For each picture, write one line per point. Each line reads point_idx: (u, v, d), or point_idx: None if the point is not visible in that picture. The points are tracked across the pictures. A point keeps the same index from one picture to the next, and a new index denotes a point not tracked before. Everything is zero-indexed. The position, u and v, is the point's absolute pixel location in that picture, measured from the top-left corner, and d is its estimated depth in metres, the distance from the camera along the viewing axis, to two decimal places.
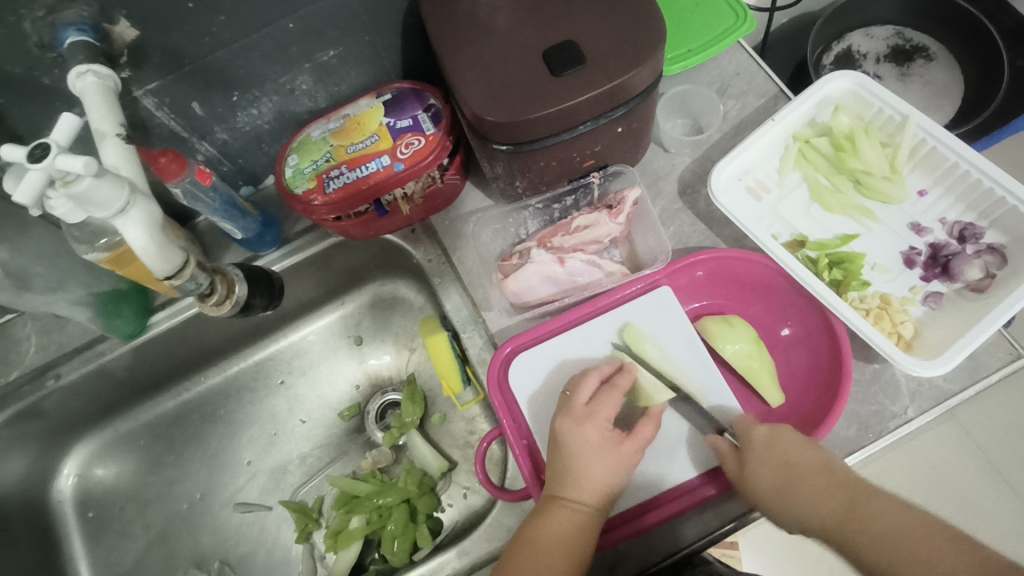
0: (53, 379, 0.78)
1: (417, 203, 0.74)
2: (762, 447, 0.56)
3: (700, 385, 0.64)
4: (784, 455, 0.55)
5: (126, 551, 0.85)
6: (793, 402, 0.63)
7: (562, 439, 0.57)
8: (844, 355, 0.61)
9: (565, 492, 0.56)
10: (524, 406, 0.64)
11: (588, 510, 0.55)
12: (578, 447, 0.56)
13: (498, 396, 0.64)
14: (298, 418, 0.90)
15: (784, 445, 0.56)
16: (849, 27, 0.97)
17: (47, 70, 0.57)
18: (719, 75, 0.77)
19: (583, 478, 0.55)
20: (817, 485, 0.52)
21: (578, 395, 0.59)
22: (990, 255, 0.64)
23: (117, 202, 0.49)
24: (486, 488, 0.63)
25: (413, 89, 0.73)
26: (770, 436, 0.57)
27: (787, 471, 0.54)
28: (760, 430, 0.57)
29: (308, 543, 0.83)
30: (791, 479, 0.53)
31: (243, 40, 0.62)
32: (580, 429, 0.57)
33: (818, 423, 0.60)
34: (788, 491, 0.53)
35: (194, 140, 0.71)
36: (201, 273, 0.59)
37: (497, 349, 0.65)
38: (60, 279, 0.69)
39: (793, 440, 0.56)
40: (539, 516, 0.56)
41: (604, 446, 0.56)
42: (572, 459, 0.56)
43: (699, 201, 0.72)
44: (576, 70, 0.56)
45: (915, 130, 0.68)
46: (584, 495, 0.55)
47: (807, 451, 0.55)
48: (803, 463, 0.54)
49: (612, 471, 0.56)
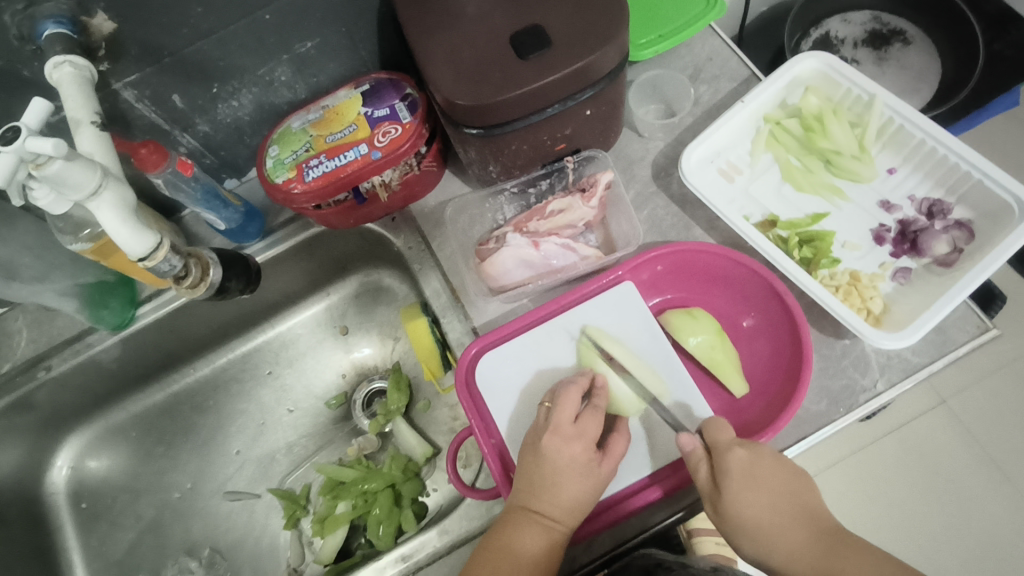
0: (44, 371, 0.79)
1: (396, 191, 0.75)
2: (742, 476, 0.53)
3: (670, 379, 0.64)
4: (762, 490, 0.53)
5: (118, 540, 0.87)
6: (758, 391, 0.64)
7: (544, 455, 0.57)
8: (804, 343, 0.61)
9: (537, 506, 0.56)
10: (491, 404, 0.64)
11: (558, 526, 0.56)
12: (560, 465, 0.56)
13: (466, 394, 0.64)
14: (285, 408, 0.91)
15: (763, 477, 0.54)
16: (827, 13, 0.98)
17: (27, 62, 0.58)
18: (691, 60, 0.79)
19: (561, 495, 0.56)
20: (792, 530, 0.52)
21: (562, 411, 0.58)
22: (958, 230, 0.65)
23: (89, 184, 0.52)
24: (456, 487, 0.64)
25: (391, 79, 0.75)
26: (751, 462, 0.54)
27: (766, 508, 0.53)
28: (742, 454, 0.54)
29: (296, 529, 0.84)
30: (769, 520, 0.53)
31: (220, 32, 0.64)
32: (564, 446, 0.57)
33: (782, 408, 0.61)
34: (764, 531, 0.53)
35: (176, 132, 0.73)
36: (175, 255, 0.60)
37: (464, 350, 0.66)
38: (46, 269, 0.71)
39: (773, 469, 0.54)
40: (507, 527, 0.56)
41: (582, 466, 0.57)
42: (551, 478, 0.56)
43: (673, 184, 0.73)
44: (542, 53, 0.57)
45: (883, 109, 0.69)
46: (556, 511, 0.56)
47: (785, 484, 0.54)
48: (780, 500, 0.53)
49: (588, 490, 0.56)
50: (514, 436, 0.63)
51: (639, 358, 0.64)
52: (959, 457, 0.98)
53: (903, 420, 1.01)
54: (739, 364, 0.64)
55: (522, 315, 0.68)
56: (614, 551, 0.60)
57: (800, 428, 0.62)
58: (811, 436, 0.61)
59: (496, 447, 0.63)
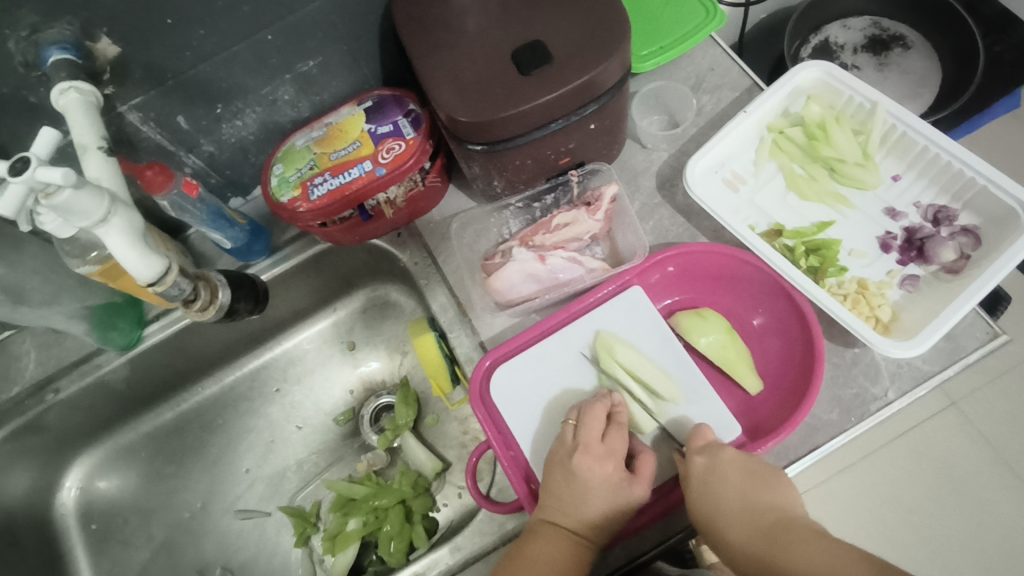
0: (53, 393, 0.80)
1: (400, 207, 0.76)
2: (699, 479, 0.55)
3: (685, 382, 0.63)
4: (716, 492, 0.54)
5: (129, 561, 0.87)
6: (771, 387, 0.64)
7: (578, 475, 0.56)
8: (816, 340, 0.61)
9: (567, 520, 0.56)
10: (507, 418, 0.64)
11: (585, 543, 0.56)
12: (591, 484, 0.56)
13: (481, 409, 0.64)
14: (294, 424, 0.91)
15: (720, 479, 0.55)
16: (825, 20, 0.98)
17: (33, 88, 0.59)
18: (693, 70, 0.79)
19: (591, 514, 0.56)
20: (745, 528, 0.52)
21: (589, 430, 0.58)
22: (964, 236, 0.65)
23: (97, 212, 0.51)
24: (473, 497, 0.64)
25: (393, 96, 0.75)
26: (708, 465, 0.56)
27: (720, 508, 0.53)
28: (699, 462, 0.56)
29: (307, 546, 0.83)
30: (722, 520, 0.53)
31: (223, 54, 0.64)
32: (595, 465, 0.56)
33: (796, 405, 0.60)
34: (720, 532, 0.53)
35: (181, 153, 0.73)
36: (184, 279, 0.60)
37: (478, 362, 0.66)
38: (54, 292, 0.71)
39: (730, 471, 0.55)
40: (536, 539, 0.56)
41: (615, 487, 0.56)
42: (585, 497, 0.56)
43: (678, 195, 0.73)
44: (543, 69, 0.57)
45: (885, 116, 0.69)
46: (585, 529, 0.56)
47: (744, 487, 0.54)
48: (735, 499, 0.53)
49: (615, 511, 0.56)
50: (532, 446, 0.63)
51: (653, 361, 0.64)
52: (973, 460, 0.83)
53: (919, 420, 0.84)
54: (752, 361, 0.64)
55: (530, 327, 0.68)
56: (631, 564, 0.60)
57: (811, 438, 0.61)
58: (823, 446, 0.61)
59: (515, 460, 0.63)
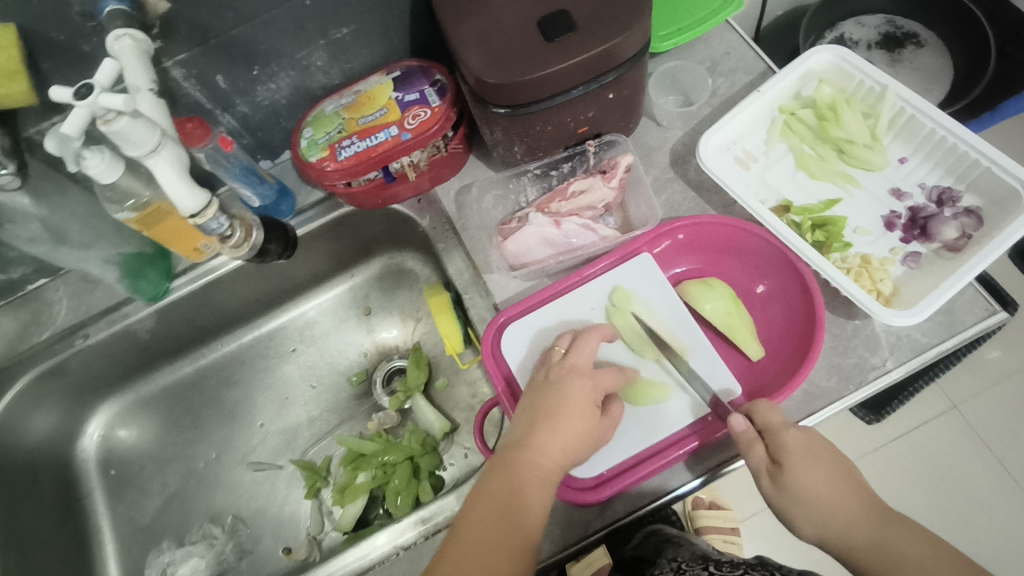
0: (82, 339, 0.83)
1: (423, 171, 0.79)
2: (801, 454, 0.55)
3: (692, 342, 0.66)
4: (822, 466, 0.55)
5: (144, 507, 0.90)
6: (772, 353, 0.66)
7: (564, 394, 0.58)
8: (817, 307, 0.63)
9: (542, 445, 0.55)
10: (517, 374, 0.67)
11: (550, 474, 0.55)
12: (570, 403, 0.57)
13: (492, 363, 0.67)
14: (308, 383, 0.94)
15: (822, 456, 0.55)
16: (841, 17, 1.01)
17: (87, 38, 0.62)
18: (709, 54, 0.82)
19: (566, 435, 0.56)
20: (850, 503, 0.54)
21: (580, 355, 0.61)
22: (967, 217, 0.67)
23: (150, 141, 0.56)
24: (481, 450, 0.67)
25: (420, 66, 0.78)
26: (810, 441, 0.56)
27: (827, 484, 0.54)
28: (799, 433, 0.56)
29: (317, 499, 0.86)
30: (828, 494, 0.54)
31: (263, 16, 0.67)
32: (583, 387, 0.58)
33: (796, 368, 0.63)
34: (825, 503, 0.54)
35: (218, 112, 0.77)
36: (222, 215, 0.64)
37: (493, 317, 0.69)
38: (93, 237, 0.75)
39: (830, 449, 0.56)
40: (509, 460, 0.55)
41: (593, 415, 0.58)
42: (567, 425, 0.56)
43: (690, 170, 0.76)
44: (567, 36, 0.60)
45: (894, 100, 0.72)
46: (555, 460, 0.55)
47: (840, 468, 0.55)
48: (841, 477, 0.55)
49: (587, 438, 0.57)
50: None
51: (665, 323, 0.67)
52: (970, 460, 1.01)
53: (913, 425, 1.04)
54: (755, 328, 0.67)
55: (542, 288, 0.71)
56: (630, 517, 0.62)
57: (810, 403, 0.64)
58: (821, 410, 0.63)
59: None
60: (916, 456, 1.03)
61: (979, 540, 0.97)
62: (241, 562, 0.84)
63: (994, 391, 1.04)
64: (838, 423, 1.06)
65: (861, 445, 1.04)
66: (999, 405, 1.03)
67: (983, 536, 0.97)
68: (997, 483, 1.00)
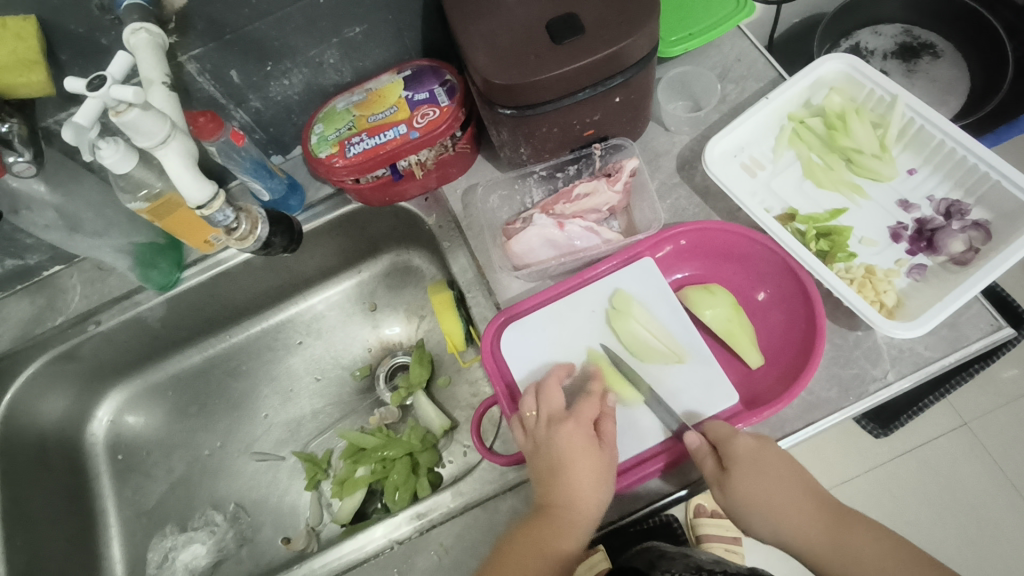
0: (94, 325, 0.85)
1: (430, 169, 0.80)
2: (750, 463, 0.57)
3: (688, 344, 0.66)
4: (772, 475, 0.57)
5: (149, 492, 0.91)
6: (772, 362, 0.66)
7: (559, 445, 0.58)
8: (818, 315, 0.63)
9: (563, 509, 0.57)
10: (515, 373, 0.67)
11: (583, 531, 0.57)
12: (565, 450, 0.58)
13: (490, 361, 0.68)
14: (312, 376, 0.95)
15: (769, 460, 0.58)
16: (857, 25, 1.00)
17: (105, 32, 0.64)
18: (720, 60, 0.82)
19: (576, 479, 0.57)
20: (799, 505, 0.58)
21: (551, 402, 0.62)
22: (974, 230, 0.66)
23: (160, 132, 0.58)
24: (477, 448, 0.67)
25: (431, 66, 0.79)
26: (757, 448, 0.58)
27: (775, 488, 0.57)
28: (748, 441, 0.58)
29: (316, 491, 0.87)
30: (778, 501, 0.57)
31: (277, 13, 0.69)
32: (572, 431, 0.59)
33: (795, 378, 0.63)
34: (776, 510, 0.57)
35: (231, 107, 0.78)
36: (229, 207, 0.65)
37: (493, 316, 0.69)
38: (106, 225, 0.77)
39: (777, 457, 0.58)
40: (536, 533, 0.57)
41: (594, 455, 0.58)
42: (576, 477, 0.57)
43: (696, 176, 0.76)
44: (575, 39, 0.61)
45: (904, 110, 0.72)
46: (582, 520, 0.57)
47: (786, 469, 0.58)
48: (788, 478, 0.58)
49: (600, 474, 0.58)
50: None
51: (663, 326, 0.67)
52: (979, 479, 1.00)
53: (921, 440, 1.03)
54: (755, 336, 0.67)
55: (542, 290, 0.71)
56: (621, 520, 0.62)
57: (808, 413, 0.63)
58: (819, 421, 0.63)
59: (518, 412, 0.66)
60: (924, 472, 1.01)
61: (986, 558, 0.96)
62: (241, 550, 0.85)
63: (1005, 410, 1.02)
64: (845, 436, 1.05)
65: (867, 458, 1.03)
66: (1009, 424, 1.02)
67: (986, 555, 0.96)
68: (1005, 503, 0.98)
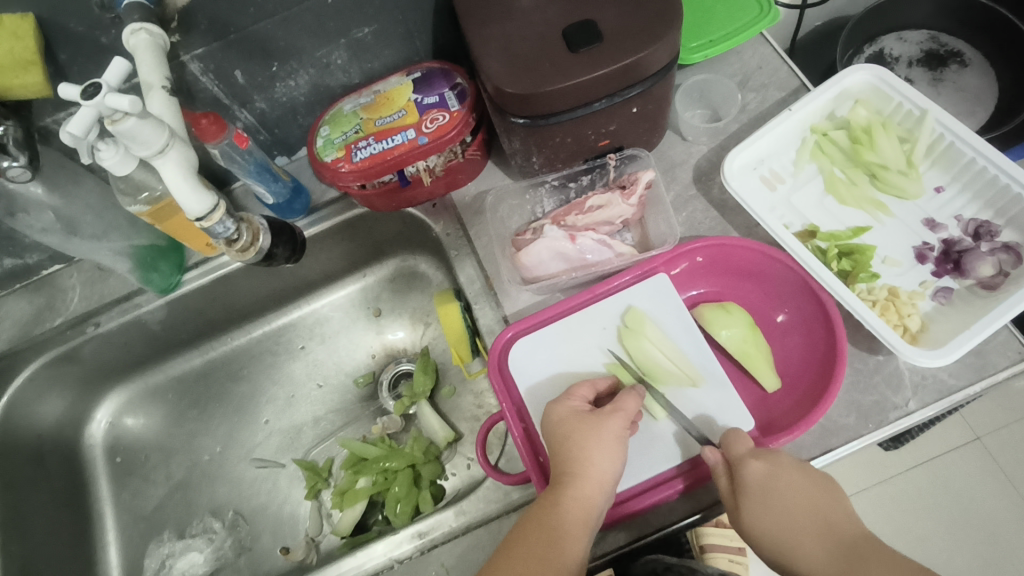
0: (93, 327, 0.83)
1: (439, 176, 0.77)
2: (761, 489, 0.54)
3: (704, 367, 0.64)
4: (784, 505, 0.53)
5: (148, 496, 0.90)
6: (790, 387, 0.63)
7: (554, 421, 0.59)
8: (840, 339, 0.61)
9: (571, 482, 0.55)
10: (521, 390, 0.65)
11: (594, 501, 0.55)
12: (563, 421, 0.58)
13: (498, 377, 0.65)
14: (314, 382, 0.93)
15: (782, 485, 0.54)
16: (882, 31, 0.97)
17: (105, 30, 0.61)
18: (741, 67, 0.79)
19: (575, 447, 0.56)
20: (816, 539, 0.52)
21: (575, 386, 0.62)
22: (1005, 253, 0.63)
23: (157, 142, 0.57)
24: (482, 466, 0.65)
25: (442, 69, 0.77)
26: (769, 472, 0.54)
27: (788, 517, 0.53)
28: (758, 466, 0.54)
29: (316, 500, 0.85)
30: (791, 537, 0.53)
31: (283, 13, 0.66)
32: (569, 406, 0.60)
33: (813, 404, 0.60)
34: (785, 544, 0.53)
35: (235, 107, 0.76)
36: (229, 219, 0.63)
37: (499, 333, 0.67)
38: (105, 228, 0.75)
39: (791, 481, 0.54)
40: (540, 516, 0.55)
41: (590, 424, 0.57)
42: (573, 445, 0.56)
43: (713, 189, 0.74)
44: (593, 47, 0.58)
45: (933, 125, 0.69)
46: (591, 489, 0.55)
47: (802, 496, 0.54)
48: (804, 506, 0.53)
49: (601, 445, 0.56)
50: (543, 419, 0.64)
51: (679, 346, 0.65)
52: (993, 497, 0.97)
53: (934, 457, 1.01)
54: (772, 358, 0.64)
55: (554, 304, 0.69)
56: (630, 546, 0.60)
57: (826, 440, 0.61)
58: (836, 449, 0.60)
59: (525, 430, 0.63)
60: (937, 490, 0.99)
61: None
62: (239, 559, 0.83)
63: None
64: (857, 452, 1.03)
65: (877, 473, 1.01)
66: None
67: None
68: None
